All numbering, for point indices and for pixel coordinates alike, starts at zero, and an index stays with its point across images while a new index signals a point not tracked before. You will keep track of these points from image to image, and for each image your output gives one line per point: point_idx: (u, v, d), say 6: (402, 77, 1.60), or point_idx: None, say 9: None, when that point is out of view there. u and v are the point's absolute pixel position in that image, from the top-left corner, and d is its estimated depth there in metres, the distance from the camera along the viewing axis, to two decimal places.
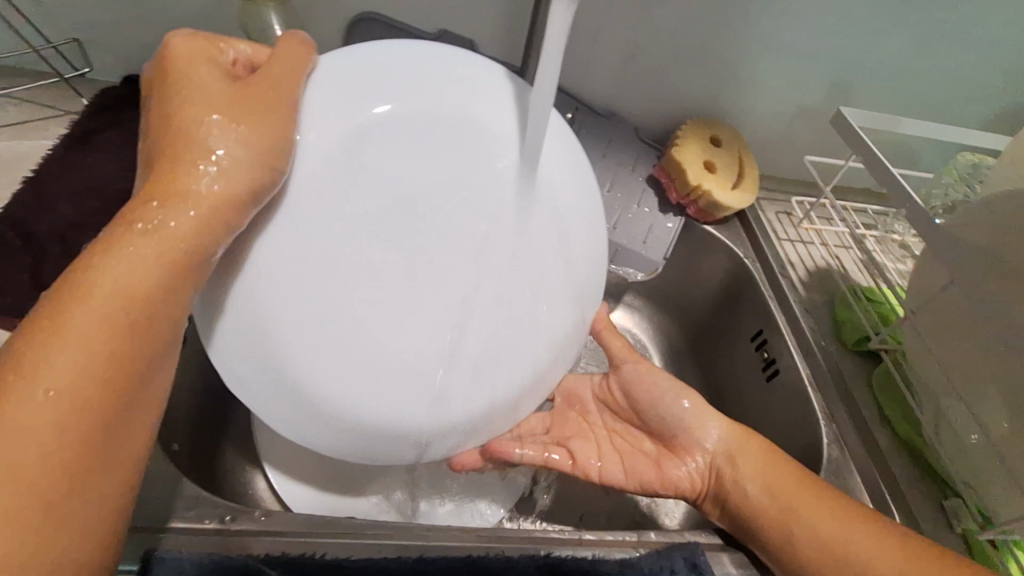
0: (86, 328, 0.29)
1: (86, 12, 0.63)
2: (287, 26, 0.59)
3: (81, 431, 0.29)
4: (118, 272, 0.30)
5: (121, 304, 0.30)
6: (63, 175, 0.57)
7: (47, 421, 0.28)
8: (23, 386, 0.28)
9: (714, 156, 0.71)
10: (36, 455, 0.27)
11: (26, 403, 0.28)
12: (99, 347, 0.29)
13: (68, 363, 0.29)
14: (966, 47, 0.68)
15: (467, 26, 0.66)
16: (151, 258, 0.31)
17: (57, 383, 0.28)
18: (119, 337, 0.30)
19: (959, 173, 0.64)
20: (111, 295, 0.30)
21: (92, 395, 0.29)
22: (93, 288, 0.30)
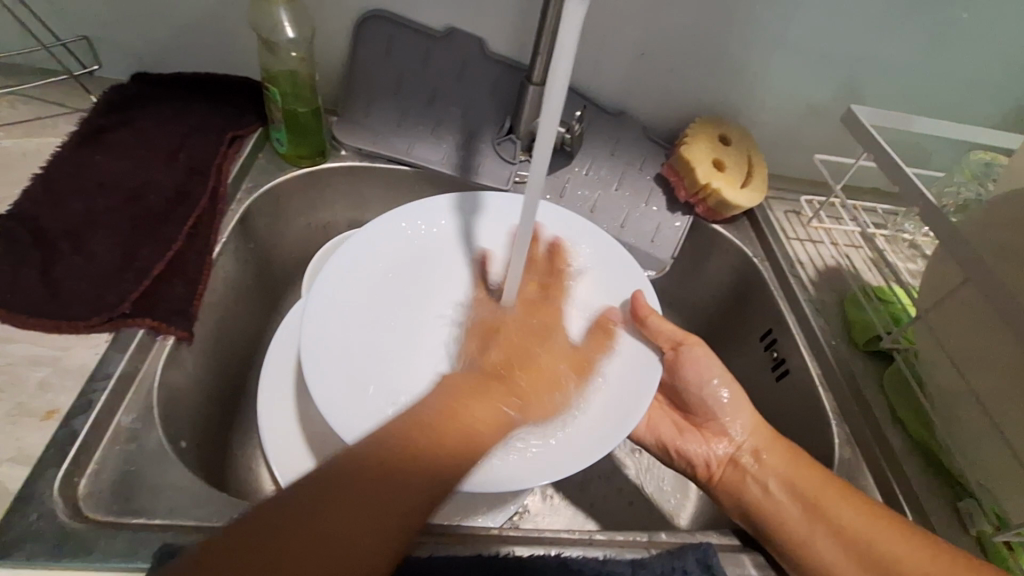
0: (422, 440, 0.41)
1: (96, 10, 0.63)
2: (296, 23, 0.59)
3: (313, 531, 0.35)
4: (467, 408, 0.44)
5: (467, 426, 0.43)
6: (73, 173, 0.57)
7: (380, 495, 0.37)
8: (340, 476, 0.37)
9: (724, 154, 0.70)
10: (351, 521, 0.36)
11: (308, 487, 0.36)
12: (386, 455, 0.39)
13: (323, 485, 0.36)
14: (978, 45, 0.68)
15: (477, 24, 0.66)
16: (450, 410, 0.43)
17: (415, 463, 0.39)
18: (466, 444, 0.42)
19: (971, 171, 0.63)
20: (404, 422, 0.41)
21: (372, 489, 0.37)
22: (458, 415, 0.43)
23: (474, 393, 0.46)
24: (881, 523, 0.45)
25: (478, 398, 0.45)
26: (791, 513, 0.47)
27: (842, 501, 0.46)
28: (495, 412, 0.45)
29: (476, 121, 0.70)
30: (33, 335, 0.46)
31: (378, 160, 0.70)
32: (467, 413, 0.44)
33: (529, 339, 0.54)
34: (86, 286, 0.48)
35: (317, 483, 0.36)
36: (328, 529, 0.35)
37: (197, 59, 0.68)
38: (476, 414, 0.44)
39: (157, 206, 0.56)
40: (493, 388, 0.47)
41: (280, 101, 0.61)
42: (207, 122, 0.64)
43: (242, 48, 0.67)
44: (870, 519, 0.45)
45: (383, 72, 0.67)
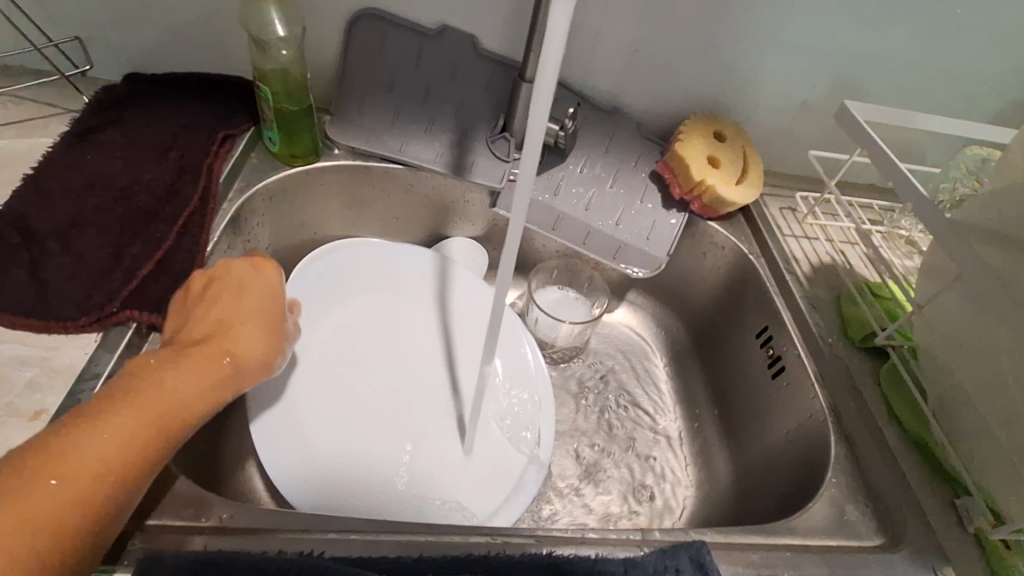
0: (123, 424, 0.37)
1: (87, 10, 0.63)
2: (287, 21, 0.59)
3: (59, 509, 0.33)
4: (161, 387, 0.39)
5: (158, 408, 0.38)
6: (64, 173, 0.57)
7: (76, 478, 0.34)
8: (79, 445, 0.35)
9: (719, 151, 0.70)
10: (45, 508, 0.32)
11: (72, 457, 0.34)
12: (142, 429, 0.37)
13: (85, 451, 0.35)
14: (972, 40, 0.68)
15: (469, 22, 0.66)
16: (189, 385, 0.41)
17: (98, 454, 0.35)
18: (148, 428, 0.37)
19: (965, 166, 0.63)
20: (162, 399, 0.39)
21: (119, 468, 0.36)
22: (142, 398, 0.38)
23: (164, 370, 0.40)
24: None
25: (169, 370, 0.40)
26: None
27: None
28: (191, 399, 0.40)
29: (470, 119, 0.70)
30: (22, 335, 0.46)
31: (371, 159, 0.70)
32: (175, 410, 0.39)
33: (213, 318, 0.46)
34: (77, 286, 0.48)
35: (57, 448, 0.34)
36: (15, 525, 0.31)
37: (189, 58, 0.68)
38: (186, 398, 0.40)
39: (148, 206, 0.56)
40: (176, 368, 0.41)
41: (272, 100, 0.61)
42: (198, 121, 0.64)
43: (233, 48, 0.67)
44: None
45: (375, 70, 0.67)
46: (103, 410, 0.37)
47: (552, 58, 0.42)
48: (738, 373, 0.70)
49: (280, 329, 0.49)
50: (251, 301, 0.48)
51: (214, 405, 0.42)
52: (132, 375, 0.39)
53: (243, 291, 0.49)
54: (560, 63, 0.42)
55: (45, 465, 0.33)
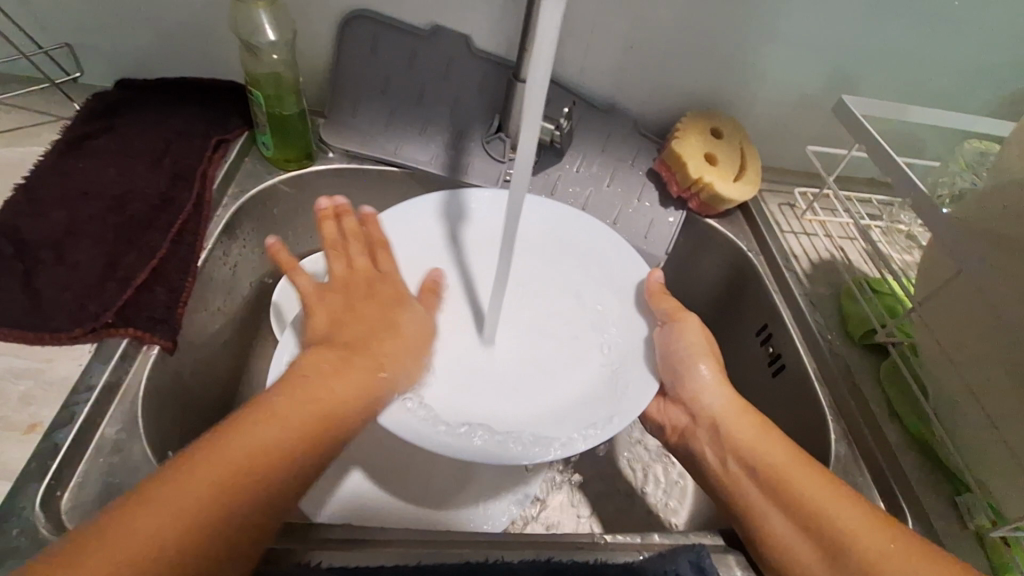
0: (297, 412, 0.39)
1: (77, 16, 0.63)
2: (277, 25, 0.58)
3: (231, 496, 0.35)
4: (305, 395, 0.40)
5: (326, 400, 0.41)
6: (57, 182, 0.56)
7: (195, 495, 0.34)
8: (251, 437, 0.37)
9: (716, 148, 0.69)
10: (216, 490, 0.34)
11: (241, 448, 0.36)
12: (302, 421, 0.39)
13: (264, 439, 0.37)
14: (970, 32, 0.67)
15: (462, 22, 0.66)
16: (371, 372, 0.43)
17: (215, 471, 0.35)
18: (308, 427, 0.39)
19: (965, 161, 0.63)
20: (323, 391, 0.41)
21: (290, 456, 0.38)
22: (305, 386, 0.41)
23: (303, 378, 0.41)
24: (865, 516, 0.41)
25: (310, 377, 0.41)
26: (750, 490, 0.45)
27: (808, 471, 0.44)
28: (347, 388, 0.42)
29: (465, 120, 0.69)
30: (17, 347, 0.45)
31: (366, 162, 0.69)
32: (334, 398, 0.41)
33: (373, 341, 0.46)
34: (71, 297, 0.48)
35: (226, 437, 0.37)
36: (188, 515, 0.33)
37: (180, 63, 0.68)
38: (344, 384, 0.42)
39: (141, 215, 0.55)
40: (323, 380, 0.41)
41: (264, 105, 0.60)
42: (191, 126, 0.64)
43: (225, 52, 0.66)
44: (834, 497, 0.42)
45: (367, 72, 0.67)
46: (246, 419, 0.38)
47: (542, 64, 0.41)
48: (738, 371, 0.70)
49: (425, 328, 0.48)
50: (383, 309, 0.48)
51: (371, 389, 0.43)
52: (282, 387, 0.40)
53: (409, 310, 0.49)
54: (550, 70, 0.41)
55: (213, 455, 0.35)
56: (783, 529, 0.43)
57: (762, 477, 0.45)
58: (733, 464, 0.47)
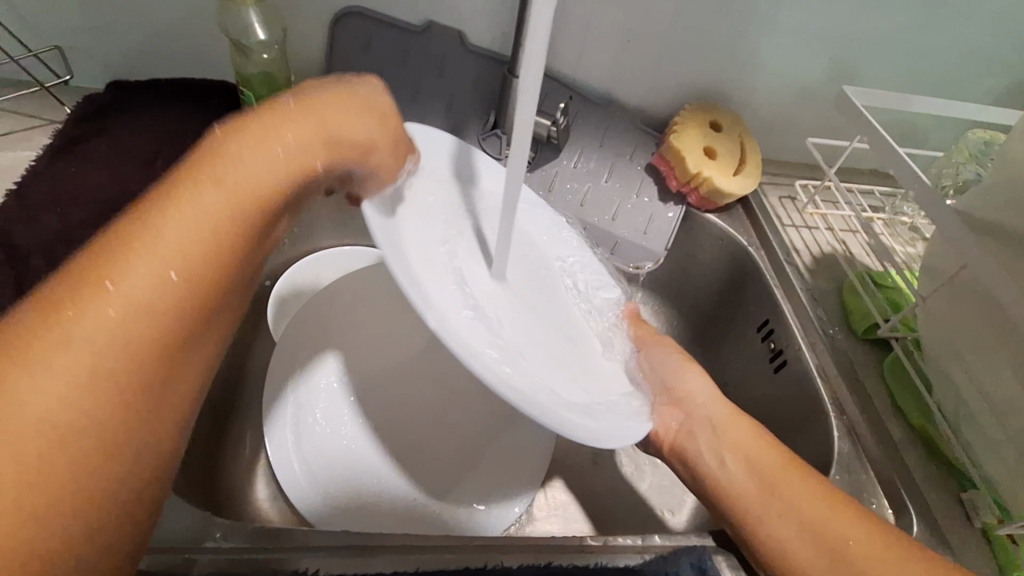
0: (196, 231, 0.33)
1: (66, 18, 0.62)
2: (266, 25, 0.57)
3: (111, 405, 0.30)
4: (147, 239, 0.32)
5: (243, 190, 0.35)
6: (47, 186, 0.56)
7: (84, 419, 0.29)
8: (92, 294, 0.30)
9: (715, 142, 0.68)
10: (66, 409, 0.28)
11: (93, 315, 0.30)
12: (182, 246, 0.32)
13: (138, 271, 0.31)
14: (973, 20, 0.66)
15: (455, 16, 0.65)
16: (224, 199, 0.35)
17: (89, 376, 0.29)
18: (232, 217, 0.35)
19: (968, 150, 0.62)
20: (206, 211, 0.34)
21: (188, 299, 0.33)
22: (218, 168, 0.35)
23: (158, 213, 0.33)
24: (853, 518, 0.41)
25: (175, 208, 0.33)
26: (746, 491, 0.45)
27: (805, 481, 0.43)
28: (258, 165, 0.36)
29: (460, 116, 0.68)
30: None
31: None
32: (224, 172, 0.35)
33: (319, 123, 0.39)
34: None
35: (55, 310, 0.30)
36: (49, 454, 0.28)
37: (171, 64, 0.67)
38: (238, 167, 0.36)
39: None
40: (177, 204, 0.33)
41: (256, 105, 0.60)
42: (183, 129, 0.63)
43: (216, 52, 0.65)
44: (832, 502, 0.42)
45: (361, 70, 0.66)
46: (131, 233, 0.32)
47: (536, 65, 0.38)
48: (739, 367, 0.69)
49: (326, 133, 0.39)
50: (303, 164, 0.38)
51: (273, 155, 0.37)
52: (148, 208, 0.33)
53: (329, 122, 0.39)
54: (545, 64, 0.38)
55: (63, 316, 0.29)
56: (781, 535, 0.42)
57: (762, 478, 0.45)
58: (731, 465, 0.46)
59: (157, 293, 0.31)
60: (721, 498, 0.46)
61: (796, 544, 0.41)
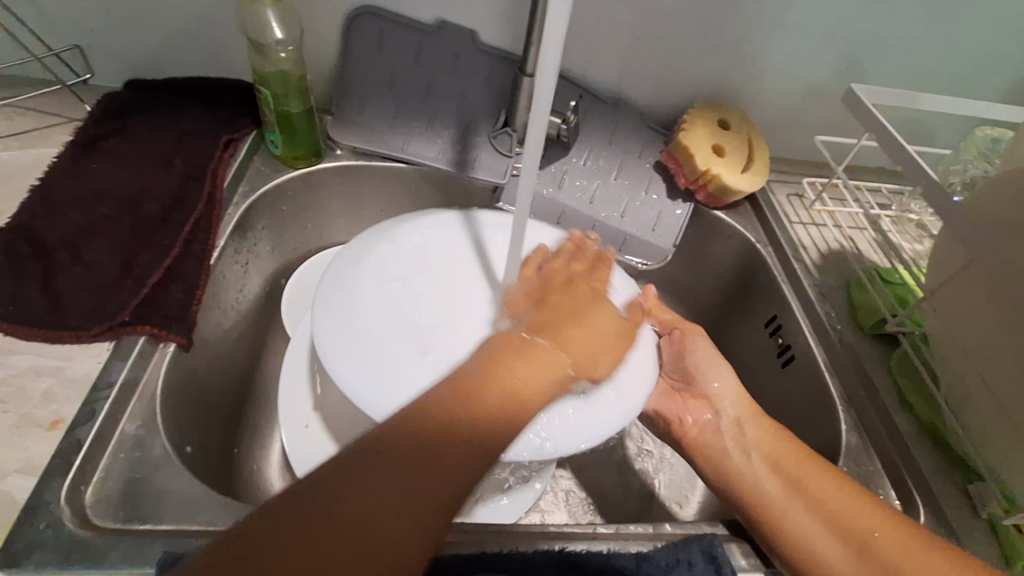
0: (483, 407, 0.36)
1: (87, 18, 0.64)
2: (284, 24, 0.58)
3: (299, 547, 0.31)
4: (501, 386, 0.37)
5: (505, 394, 0.37)
6: (70, 182, 0.57)
7: (326, 514, 0.32)
8: (427, 451, 0.35)
9: (723, 139, 0.69)
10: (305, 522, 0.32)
11: (455, 453, 0.35)
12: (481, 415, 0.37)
13: (455, 425, 0.36)
14: (980, 18, 0.66)
15: (468, 16, 0.66)
16: (541, 376, 0.38)
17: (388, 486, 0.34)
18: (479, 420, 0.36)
19: (977, 148, 0.63)
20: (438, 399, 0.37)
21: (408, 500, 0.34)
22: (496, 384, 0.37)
23: (449, 410, 0.36)
24: (874, 514, 0.42)
25: (469, 401, 0.36)
26: (771, 490, 0.46)
27: (838, 488, 0.44)
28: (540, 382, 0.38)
29: (471, 115, 0.69)
30: (38, 345, 0.46)
31: (373, 159, 0.70)
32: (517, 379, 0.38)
33: (567, 323, 0.41)
34: (88, 296, 0.49)
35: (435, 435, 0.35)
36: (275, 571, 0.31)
37: (187, 63, 0.68)
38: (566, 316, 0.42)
39: (154, 214, 0.56)
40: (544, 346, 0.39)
41: (272, 103, 0.61)
42: (200, 127, 0.64)
43: (233, 50, 0.67)
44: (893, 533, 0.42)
45: (373, 68, 0.67)
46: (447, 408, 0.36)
47: (552, 58, 0.41)
48: (747, 363, 0.70)
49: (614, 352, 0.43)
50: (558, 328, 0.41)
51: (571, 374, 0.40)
52: (477, 369, 0.38)
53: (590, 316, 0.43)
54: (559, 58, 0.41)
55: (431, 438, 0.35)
56: (808, 535, 0.43)
57: (790, 477, 0.46)
58: (758, 461, 0.48)
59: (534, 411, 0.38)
60: (744, 500, 0.46)
61: (820, 539, 0.43)
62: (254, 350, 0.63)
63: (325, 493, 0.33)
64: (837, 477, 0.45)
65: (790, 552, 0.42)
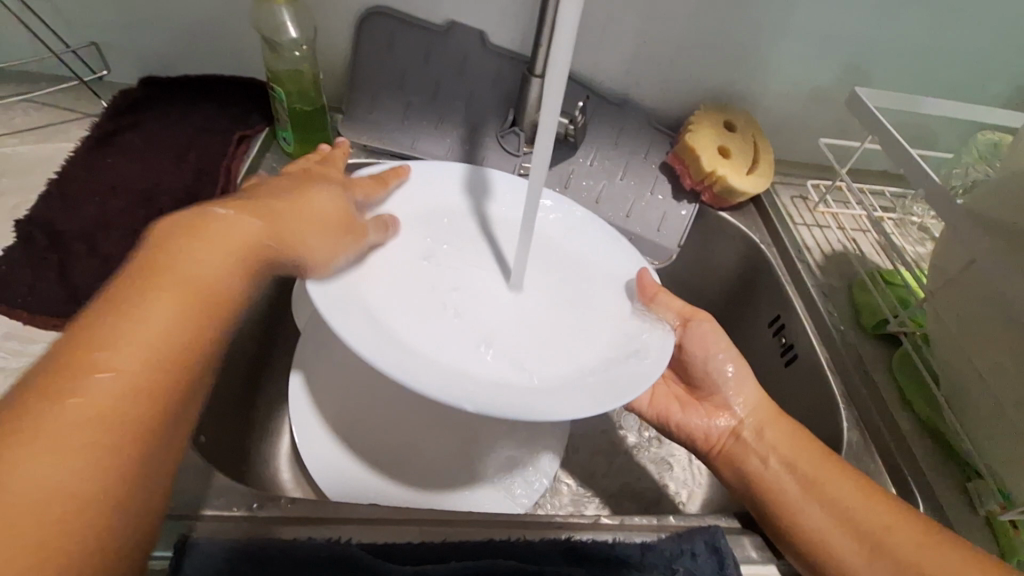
0: (176, 297, 0.33)
1: (105, 16, 0.65)
2: (299, 23, 0.60)
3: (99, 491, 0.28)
4: (188, 265, 0.34)
5: (186, 277, 0.34)
6: (86, 176, 0.58)
7: (31, 511, 0.26)
8: (90, 364, 0.29)
9: (728, 141, 0.70)
10: (98, 438, 0.28)
11: (95, 383, 0.29)
12: (171, 332, 0.32)
13: (135, 352, 0.30)
14: (982, 26, 0.67)
15: (477, 18, 0.67)
16: (175, 306, 0.33)
17: (100, 429, 0.28)
18: (185, 321, 0.33)
19: (979, 152, 0.64)
20: (186, 273, 0.34)
21: (156, 391, 0.31)
22: (171, 275, 0.33)
23: (128, 302, 0.32)
24: (885, 508, 0.44)
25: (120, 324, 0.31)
26: (789, 487, 0.46)
27: (843, 478, 0.45)
28: (217, 266, 0.35)
29: (479, 115, 0.70)
30: (57, 334, 0.47)
31: (383, 157, 0.70)
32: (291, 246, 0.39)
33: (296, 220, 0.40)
34: (105, 287, 0.50)
35: (70, 369, 0.29)
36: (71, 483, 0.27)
37: (202, 61, 0.69)
38: (313, 246, 0.40)
39: (169, 209, 0.57)
40: (168, 253, 0.34)
41: (286, 101, 0.62)
42: (214, 124, 0.65)
43: (247, 49, 0.68)
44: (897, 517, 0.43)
45: (385, 67, 0.68)
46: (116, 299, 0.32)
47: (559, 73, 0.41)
48: (749, 362, 0.71)
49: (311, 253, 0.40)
50: (289, 262, 0.39)
51: (243, 273, 0.37)
52: (139, 270, 0.33)
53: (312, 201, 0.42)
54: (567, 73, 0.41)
55: (66, 390, 0.28)
56: (819, 526, 0.44)
57: (802, 473, 0.46)
58: (776, 464, 0.48)
59: (222, 299, 0.35)
60: (761, 497, 0.47)
61: (830, 530, 0.43)
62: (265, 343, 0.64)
63: (49, 413, 0.28)
64: (843, 466, 0.47)
65: (805, 545, 0.43)
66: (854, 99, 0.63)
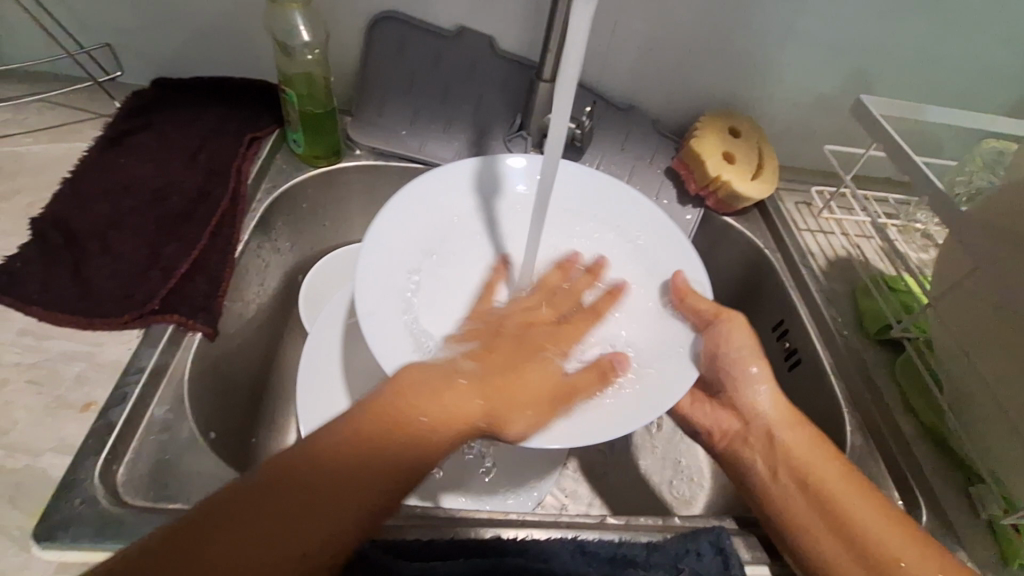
0: (344, 473, 0.36)
1: (120, 18, 0.66)
2: (311, 26, 0.60)
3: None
4: (403, 455, 0.37)
5: (390, 469, 0.37)
6: (100, 176, 0.59)
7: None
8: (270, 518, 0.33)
9: (733, 147, 0.70)
10: (180, 562, 0.32)
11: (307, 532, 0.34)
12: (362, 491, 0.35)
13: (326, 522, 0.34)
14: (986, 35, 0.68)
15: (486, 23, 0.68)
16: (380, 477, 0.36)
17: (233, 561, 0.32)
18: (367, 496, 0.36)
19: (982, 160, 0.64)
20: (401, 464, 0.37)
21: (338, 502, 0.35)
22: (393, 443, 0.37)
23: (372, 437, 0.37)
24: (900, 532, 0.43)
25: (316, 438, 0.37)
26: (800, 507, 0.46)
27: (864, 497, 0.45)
28: (411, 452, 0.37)
29: (487, 118, 0.71)
30: (70, 331, 0.48)
31: (391, 159, 0.71)
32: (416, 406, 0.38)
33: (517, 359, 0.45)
34: (118, 284, 0.50)
35: (250, 500, 0.34)
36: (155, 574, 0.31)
37: (214, 63, 0.70)
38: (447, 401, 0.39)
39: (181, 209, 0.58)
40: (426, 402, 0.39)
41: (297, 103, 0.63)
42: (225, 125, 0.66)
43: (258, 51, 0.69)
44: (899, 532, 0.43)
45: (394, 71, 0.69)
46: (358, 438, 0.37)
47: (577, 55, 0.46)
48: None
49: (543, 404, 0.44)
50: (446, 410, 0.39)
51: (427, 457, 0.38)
52: (364, 420, 0.38)
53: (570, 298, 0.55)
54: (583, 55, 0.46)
55: (227, 524, 0.33)
56: (839, 560, 0.43)
57: (811, 489, 0.47)
58: (787, 480, 0.48)
59: (450, 444, 0.39)
60: (771, 512, 0.47)
61: (847, 564, 0.43)
62: (273, 342, 0.65)
63: (204, 537, 0.32)
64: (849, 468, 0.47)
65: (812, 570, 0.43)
66: (859, 106, 0.63)
